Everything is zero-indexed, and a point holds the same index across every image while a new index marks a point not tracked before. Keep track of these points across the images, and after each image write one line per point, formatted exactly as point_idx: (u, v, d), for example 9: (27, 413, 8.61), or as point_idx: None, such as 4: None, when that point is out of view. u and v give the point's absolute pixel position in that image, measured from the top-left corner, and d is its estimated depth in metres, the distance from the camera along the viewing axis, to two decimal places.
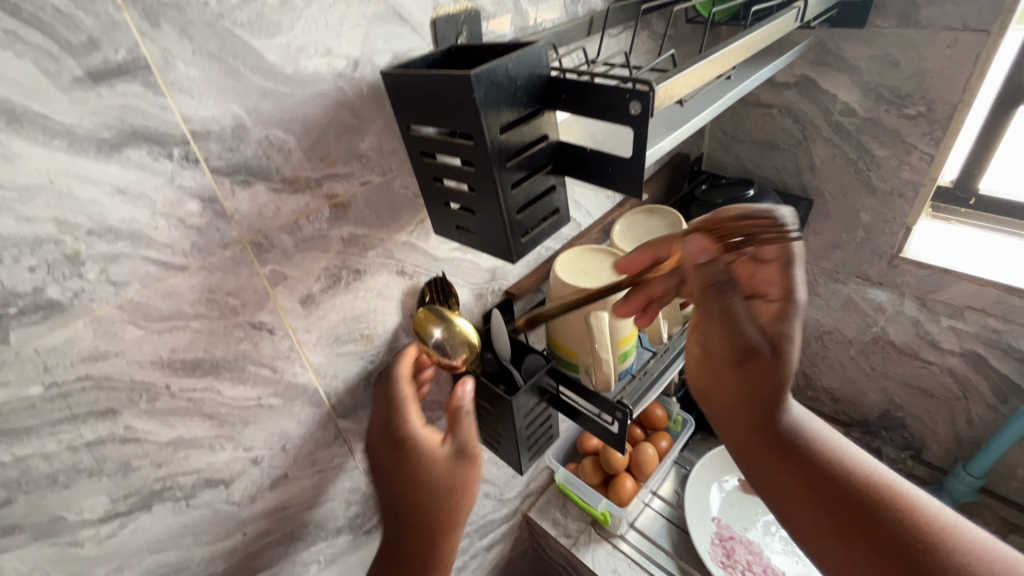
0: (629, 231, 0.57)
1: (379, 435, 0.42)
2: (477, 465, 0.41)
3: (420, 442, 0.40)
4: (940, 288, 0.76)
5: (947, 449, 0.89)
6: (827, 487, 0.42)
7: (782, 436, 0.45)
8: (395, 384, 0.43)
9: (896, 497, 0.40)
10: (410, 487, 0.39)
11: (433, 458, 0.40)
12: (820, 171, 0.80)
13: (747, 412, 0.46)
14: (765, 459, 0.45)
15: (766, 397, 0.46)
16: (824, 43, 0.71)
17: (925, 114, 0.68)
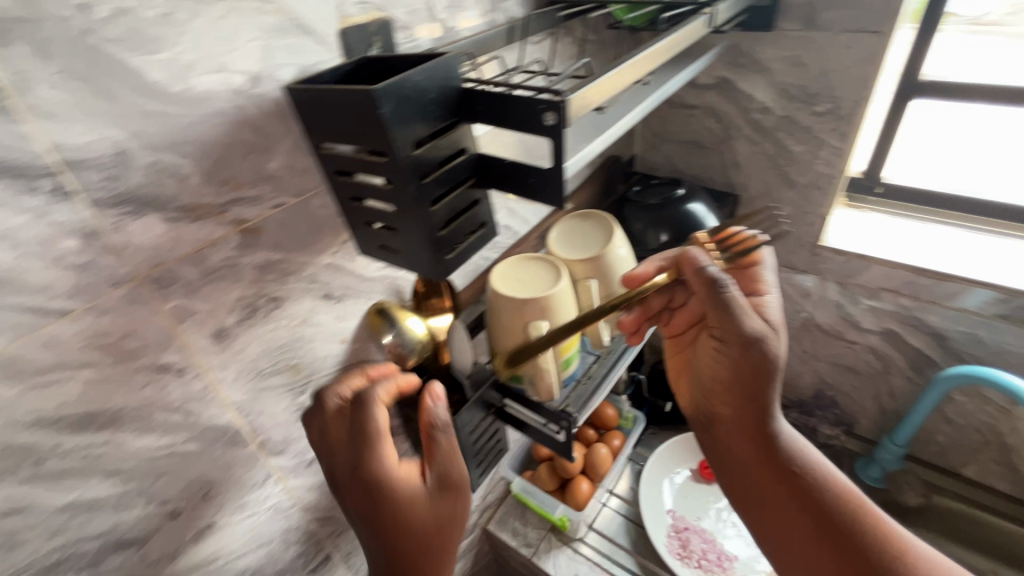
0: (564, 237, 0.57)
1: (345, 477, 0.36)
2: (463, 499, 0.39)
3: (401, 485, 0.36)
4: (858, 272, 0.81)
5: (874, 422, 0.95)
6: (827, 515, 0.42)
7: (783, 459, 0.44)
8: (369, 412, 0.36)
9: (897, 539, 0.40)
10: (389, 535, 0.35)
11: (416, 501, 0.36)
12: (743, 168, 0.84)
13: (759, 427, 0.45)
14: (771, 477, 0.44)
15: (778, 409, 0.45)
16: (738, 47, 0.75)
17: (832, 111, 0.72)
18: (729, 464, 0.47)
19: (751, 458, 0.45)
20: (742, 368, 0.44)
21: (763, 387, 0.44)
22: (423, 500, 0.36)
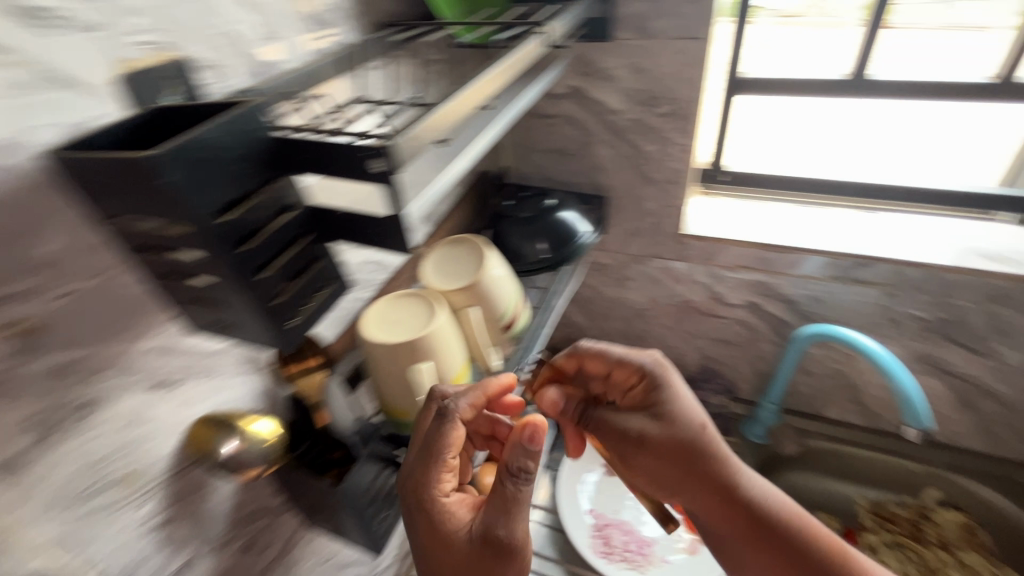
0: (437, 267, 0.55)
1: (406, 487, 0.44)
2: (510, 550, 0.42)
3: (444, 512, 0.43)
4: (718, 254, 0.88)
5: (752, 385, 1.04)
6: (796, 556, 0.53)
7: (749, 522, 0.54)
8: (444, 430, 0.43)
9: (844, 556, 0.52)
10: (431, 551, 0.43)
11: (456, 532, 0.42)
12: (606, 170, 0.87)
13: (707, 503, 0.54)
14: (744, 536, 0.54)
15: (714, 484, 0.53)
16: (584, 57, 0.78)
17: (674, 112, 0.78)
18: (709, 530, 0.56)
19: (721, 526, 0.55)
20: (657, 464, 0.53)
21: (689, 470, 0.53)
22: (457, 533, 0.42)
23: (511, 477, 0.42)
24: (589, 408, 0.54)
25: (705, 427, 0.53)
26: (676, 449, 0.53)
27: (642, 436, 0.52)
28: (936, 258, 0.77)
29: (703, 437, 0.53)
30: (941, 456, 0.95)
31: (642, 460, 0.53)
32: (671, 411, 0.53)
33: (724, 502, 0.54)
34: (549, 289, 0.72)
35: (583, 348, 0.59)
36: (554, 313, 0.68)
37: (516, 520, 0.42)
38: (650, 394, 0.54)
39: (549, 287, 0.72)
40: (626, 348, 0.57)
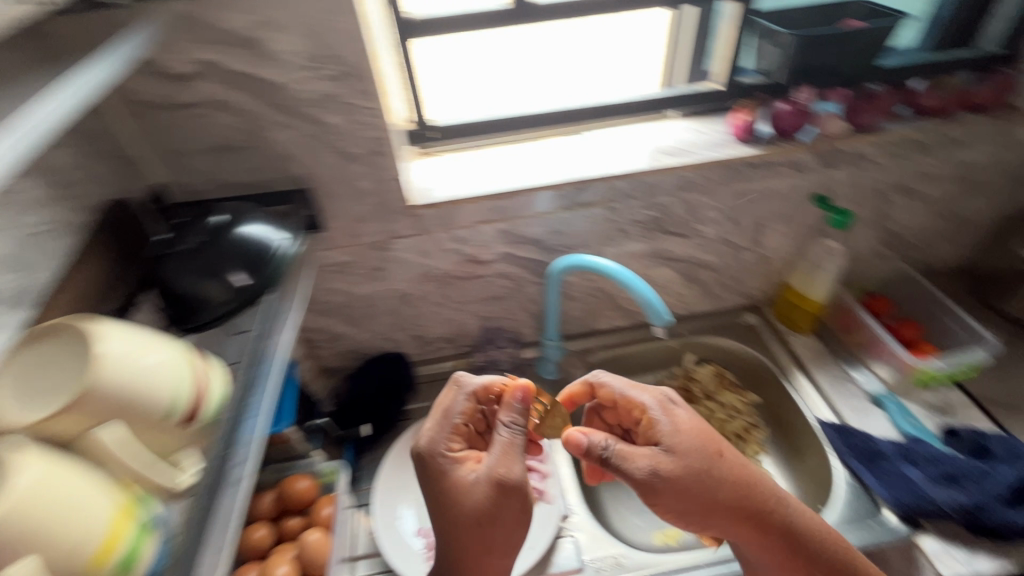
0: (22, 384, 0.41)
1: (421, 453, 0.64)
2: (510, 483, 0.60)
3: (463, 467, 0.63)
4: (455, 216, 0.82)
5: (534, 329, 1.05)
6: (783, 536, 0.66)
7: (752, 516, 0.65)
8: (450, 399, 0.68)
9: (817, 531, 0.67)
10: (445, 496, 0.62)
11: (468, 480, 0.61)
12: (294, 156, 0.72)
13: (729, 521, 0.65)
14: (746, 529, 0.66)
15: (727, 494, 0.64)
16: (199, 20, 0.60)
17: (342, 72, 0.66)
18: (718, 530, 0.67)
19: (727, 526, 0.66)
20: (676, 499, 0.63)
21: (705, 495, 0.63)
22: (467, 478, 0.61)
23: (506, 425, 0.63)
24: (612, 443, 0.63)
25: (710, 444, 0.66)
26: (693, 473, 0.63)
27: (658, 470, 0.62)
28: (632, 167, 0.84)
29: (713, 456, 0.65)
30: (686, 326, 1.12)
31: (661, 484, 0.62)
32: (679, 437, 0.65)
33: (731, 507, 0.65)
34: (264, 330, 0.56)
35: (591, 381, 0.74)
36: (277, 366, 0.54)
37: (505, 459, 0.62)
38: (665, 424, 0.66)
39: (263, 330, 0.56)
40: (632, 387, 0.71)
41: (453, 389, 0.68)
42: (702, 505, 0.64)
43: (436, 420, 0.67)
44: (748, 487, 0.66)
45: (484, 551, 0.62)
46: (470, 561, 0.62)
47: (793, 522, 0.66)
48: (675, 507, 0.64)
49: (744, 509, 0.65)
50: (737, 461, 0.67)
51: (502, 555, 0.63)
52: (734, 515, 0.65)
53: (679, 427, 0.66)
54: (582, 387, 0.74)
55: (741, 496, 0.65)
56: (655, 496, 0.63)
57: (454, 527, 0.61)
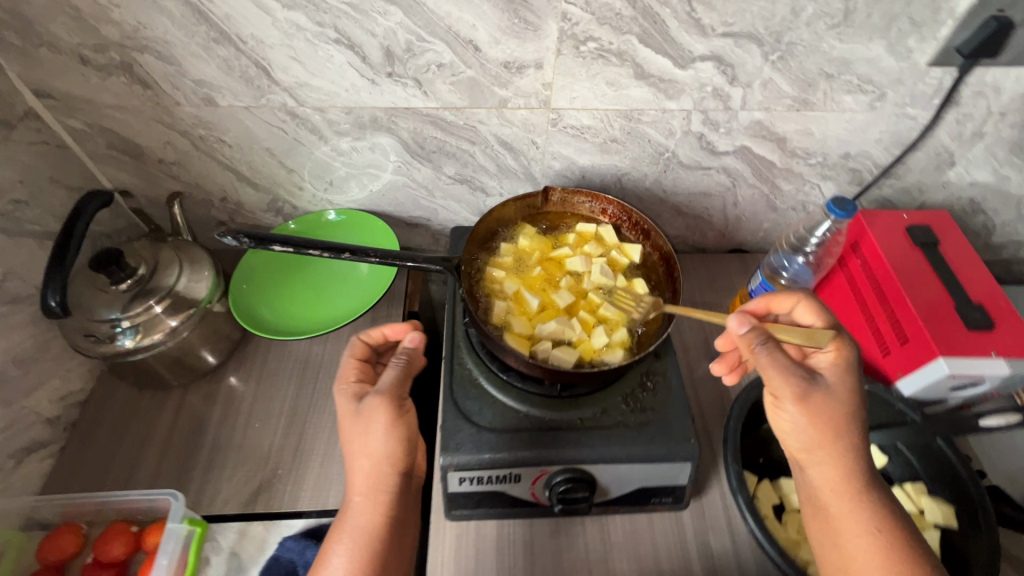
0: None
1: (346, 415, 0.71)
2: (388, 403, 0.70)
3: (363, 404, 0.71)
4: None
5: None
6: (863, 496, 0.61)
7: (855, 459, 0.61)
8: (348, 365, 0.76)
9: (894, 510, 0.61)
10: (357, 443, 0.70)
11: (366, 414, 0.70)
12: None
13: (831, 463, 0.62)
14: (840, 475, 0.61)
15: (849, 440, 0.61)
16: None
17: None
18: (820, 469, 0.62)
19: (834, 473, 0.61)
20: (810, 426, 0.62)
21: (830, 429, 0.61)
22: (359, 414, 0.70)
23: (395, 364, 0.73)
24: (770, 346, 0.63)
25: (858, 402, 0.63)
26: (826, 418, 0.61)
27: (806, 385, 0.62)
28: None
29: (856, 404, 0.63)
30: None
31: (795, 408, 0.62)
32: (838, 388, 0.63)
33: (841, 452, 0.61)
34: None
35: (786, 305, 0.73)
36: None
37: (387, 381, 0.72)
38: (826, 363, 0.66)
39: None
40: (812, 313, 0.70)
41: (365, 339, 0.78)
42: (820, 435, 0.61)
43: (359, 347, 0.78)
44: (858, 449, 0.61)
45: (380, 490, 0.69)
46: (368, 506, 0.69)
47: (873, 483, 0.62)
48: (802, 418, 0.62)
49: (854, 452, 0.61)
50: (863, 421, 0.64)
51: (393, 475, 0.70)
52: (844, 460, 0.61)
53: (847, 366, 0.65)
54: (787, 303, 0.71)
55: (855, 436, 0.61)
56: (792, 399, 0.62)
57: (366, 466, 0.69)
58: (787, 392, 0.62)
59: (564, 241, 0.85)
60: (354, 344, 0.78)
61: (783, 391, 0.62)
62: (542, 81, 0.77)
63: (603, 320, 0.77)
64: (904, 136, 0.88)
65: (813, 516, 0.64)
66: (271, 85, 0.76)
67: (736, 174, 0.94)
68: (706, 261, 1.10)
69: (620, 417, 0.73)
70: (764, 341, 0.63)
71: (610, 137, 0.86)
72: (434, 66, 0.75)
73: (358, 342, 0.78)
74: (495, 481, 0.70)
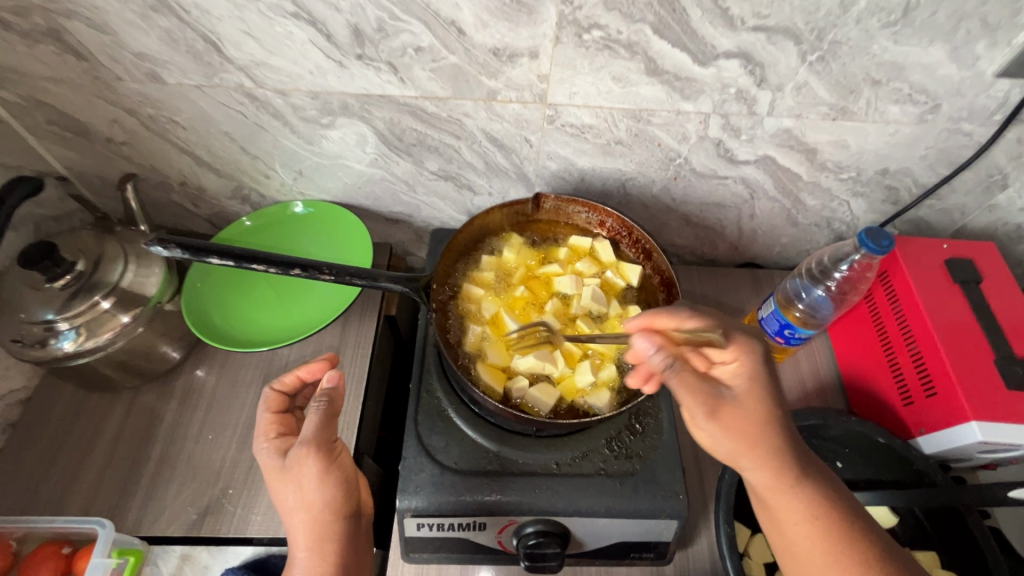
0: None
1: (270, 470, 0.66)
2: (311, 452, 0.64)
3: (289, 457, 0.65)
4: None
5: None
6: (806, 506, 0.53)
7: (781, 466, 0.53)
8: (261, 414, 0.71)
9: (845, 514, 0.53)
10: (289, 498, 0.64)
11: (292, 467, 0.64)
12: None
13: (762, 472, 0.53)
14: (773, 486, 0.53)
15: (772, 442, 0.53)
16: None
17: None
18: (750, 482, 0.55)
19: (764, 485, 0.54)
20: (729, 441, 0.54)
21: (749, 441, 0.53)
22: (286, 468, 0.65)
23: (313, 406, 0.67)
24: (675, 368, 0.53)
25: (772, 400, 0.54)
26: (741, 430, 0.53)
27: (714, 403, 0.53)
28: None
29: (769, 410, 0.54)
30: None
31: (709, 425, 0.54)
32: (748, 394, 0.54)
33: (767, 462, 0.53)
34: None
35: (673, 319, 0.57)
36: None
37: (308, 425, 0.66)
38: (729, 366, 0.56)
39: None
40: (701, 321, 0.56)
41: (275, 386, 0.72)
42: (739, 450, 0.53)
43: (271, 397, 0.72)
44: (783, 456, 0.53)
45: (324, 542, 0.64)
46: (318, 559, 0.63)
47: (813, 489, 0.54)
48: (719, 436, 0.54)
49: (779, 460, 0.53)
50: (785, 422, 0.55)
51: (338, 523, 0.65)
52: (770, 468, 0.53)
53: (753, 365, 0.55)
54: (675, 321, 0.56)
55: (775, 441, 0.53)
56: (703, 419, 0.54)
57: (304, 520, 0.64)
58: (694, 412, 0.54)
59: (554, 256, 0.77)
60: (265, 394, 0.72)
61: (690, 413, 0.54)
62: (538, 73, 0.66)
63: (591, 353, 0.70)
64: (953, 153, 0.76)
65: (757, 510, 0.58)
66: (225, 62, 0.66)
67: (756, 185, 0.84)
68: (713, 274, 0.99)
69: (601, 464, 0.65)
70: (672, 363, 0.53)
71: (615, 138, 0.75)
72: (411, 50, 0.64)
73: (271, 391, 0.72)
74: (459, 528, 0.63)
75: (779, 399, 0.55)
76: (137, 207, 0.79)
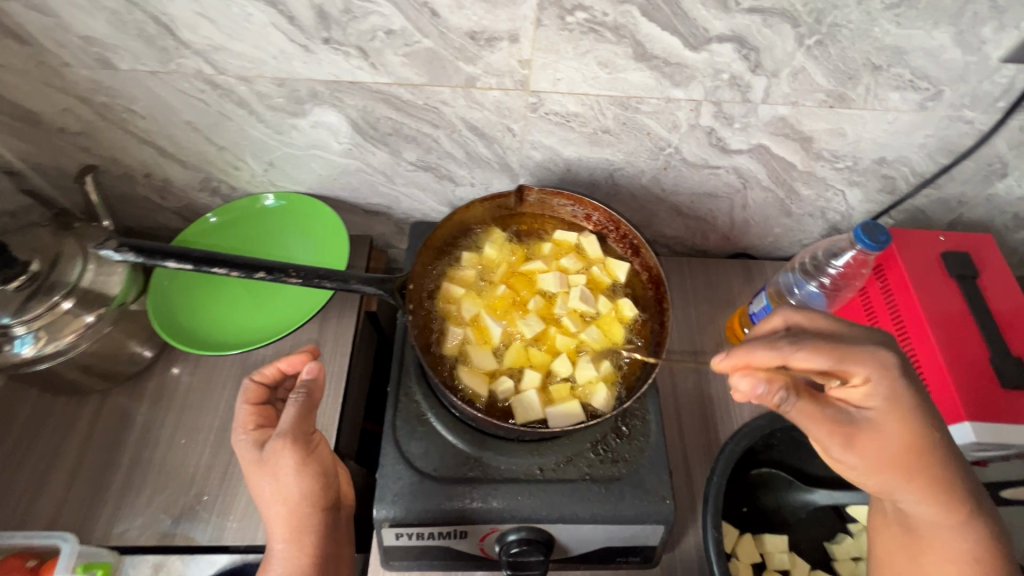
0: None
1: (247, 461, 0.63)
2: (290, 445, 0.61)
3: (267, 448, 0.62)
4: None
5: None
6: (964, 530, 0.50)
7: (936, 488, 0.50)
8: (240, 406, 0.67)
9: (995, 527, 0.51)
10: (267, 491, 0.61)
11: (270, 458, 0.61)
12: None
13: (921, 498, 0.50)
14: (935, 513, 0.50)
15: (927, 470, 0.49)
16: None
17: None
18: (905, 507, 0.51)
19: (925, 515, 0.51)
20: (877, 474, 0.50)
21: (903, 472, 0.50)
22: (265, 460, 0.61)
23: (293, 397, 0.63)
24: (794, 399, 0.50)
25: (924, 424, 0.49)
26: (891, 462, 0.49)
27: (854, 437, 0.50)
28: None
29: (921, 439, 0.49)
30: None
31: (854, 457, 0.50)
32: (888, 415, 0.49)
33: (926, 491, 0.50)
34: None
35: (776, 355, 0.50)
36: None
37: (288, 415, 0.62)
38: (862, 390, 0.50)
39: None
40: (813, 347, 0.49)
41: (254, 378, 0.69)
42: (889, 481, 0.50)
43: (249, 389, 0.69)
44: (938, 485, 0.50)
45: (302, 536, 0.60)
46: (296, 553, 0.60)
47: (971, 515, 0.50)
48: (867, 468, 0.50)
49: (932, 486, 0.50)
50: (940, 447, 0.50)
51: (316, 516, 0.61)
52: (920, 493, 0.50)
53: (892, 391, 0.49)
54: (769, 357, 0.50)
55: (930, 468, 0.49)
56: (848, 453, 0.50)
57: (282, 514, 0.60)
58: (835, 449, 0.50)
59: (538, 252, 0.74)
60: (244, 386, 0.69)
61: (829, 446, 0.51)
62: (519, 58, 0.62)
63: (580, 351, 0.67)
64: (953, 141, 0.73)
65: (884, 526, 0.55)
66: (180, 46, 0.61)
67: (748, 175, 0.80)
68: (704, 266, 0.96)
69: (586, 469, 0.63)
70: (785, 396, 0.50)
71: (602, 127, 0.71)
72: (381, 33, 0.59)
73: (251, 384, 0.68)
74: (439, 537, 0.61)
75: (932, 426, 0.50)
76: (97, 201, 0.75)
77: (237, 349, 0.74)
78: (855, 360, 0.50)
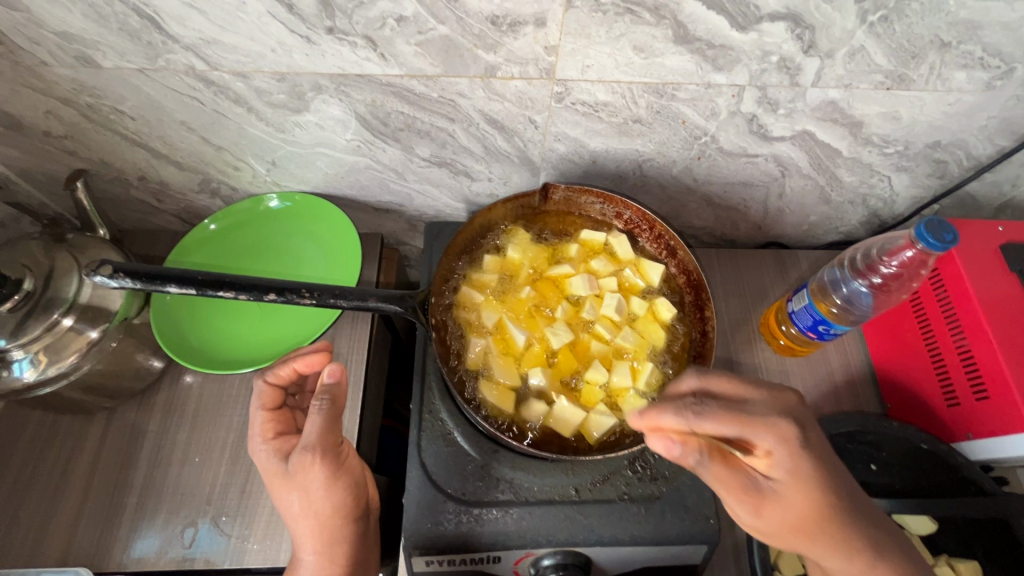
0: None
1: (270, 472, 0.59)
2: (318, 458, 0.57)
3: (292, 460, 0.57)
4: None
5: None
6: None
7: (846, 550, 0.48)
8: (254, 411, 0.61)
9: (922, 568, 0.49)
10: (294, 503, 0.57)
11: (298, 471, 0.56)
12: None
13: (829, 558, 0.48)
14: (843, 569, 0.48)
15: (835, 536, 0.47)
16: None
17: None
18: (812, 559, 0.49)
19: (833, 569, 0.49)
20: (789, 535, 0.48)
21: (811, 535, 0.47)
22: (291, 473, 0.57)
23: (315, 405, 0.57)
24: (708, 463, 0.46)
25: (829, 493, 0.47)
26: (793, 529, 0.47)
27: (761, 510, 0.47)
28: None
29: (830, 508, 0.47)
30: None
31: (756, 520, 0.48)
32: (792, 487, 0.46)
33: (832, 550, 0.48)
34: None
35: (677, 419, 0.46)
36: None
37: (311, 425, 0.57)
38: (768, 466, 0.47)
39: None
40: (726, 417, 0.46)
41: (269, 377, 0.62)
42: (794, 540, 0.48)
43: (264, 393, 0.62)
44: (854, 547, 0.48)
45: (334, 547, 0.58)
46: (330, 564, 0.58)
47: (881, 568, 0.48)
48: (773, 529, 0.48)
49: (845, 546, 0.48)
50: (845, 517, 0.47)
51: (347, 527, 0.59)
52: (829, 552, 0.48)
53: (805, 466, 0.46)
54: (675, 419, 0.46)
55: (841, 530, 0.47)
56: (754, 516, 0.47)
57: (311, 528, 0.57)
58: (742, 512, 0.48)
59: (565, 254, 0.68)
60: (257, 388, 0.62)
61: (730, 503, 0.48)
62: (545, 44, 0.56)
63: (616, 357, 0.63)
64: (1016, 122, 0.67)
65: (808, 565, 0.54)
66: (168, 41, 0.55)
67: (787, 162, 0.74)
68: (734, 256, 0.91)
69: (624, 488, 0.60)
70: (695, 457, 0.46)
71: (632, 116, 0.65)
72: (391, 20, 0.53)
73: (262, 385, 0.62)
74: (469, 563, 0.58)
75: (837, 493, 0.47)
76: (89, 209, 0.70)
77: (249, 366, 0.70)
78: (769, 431, 0.46)
